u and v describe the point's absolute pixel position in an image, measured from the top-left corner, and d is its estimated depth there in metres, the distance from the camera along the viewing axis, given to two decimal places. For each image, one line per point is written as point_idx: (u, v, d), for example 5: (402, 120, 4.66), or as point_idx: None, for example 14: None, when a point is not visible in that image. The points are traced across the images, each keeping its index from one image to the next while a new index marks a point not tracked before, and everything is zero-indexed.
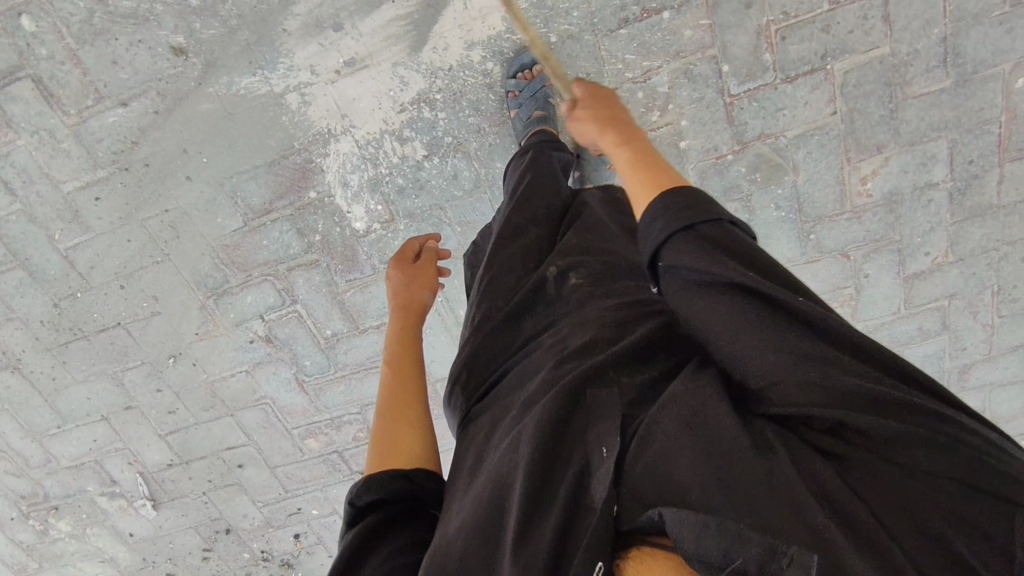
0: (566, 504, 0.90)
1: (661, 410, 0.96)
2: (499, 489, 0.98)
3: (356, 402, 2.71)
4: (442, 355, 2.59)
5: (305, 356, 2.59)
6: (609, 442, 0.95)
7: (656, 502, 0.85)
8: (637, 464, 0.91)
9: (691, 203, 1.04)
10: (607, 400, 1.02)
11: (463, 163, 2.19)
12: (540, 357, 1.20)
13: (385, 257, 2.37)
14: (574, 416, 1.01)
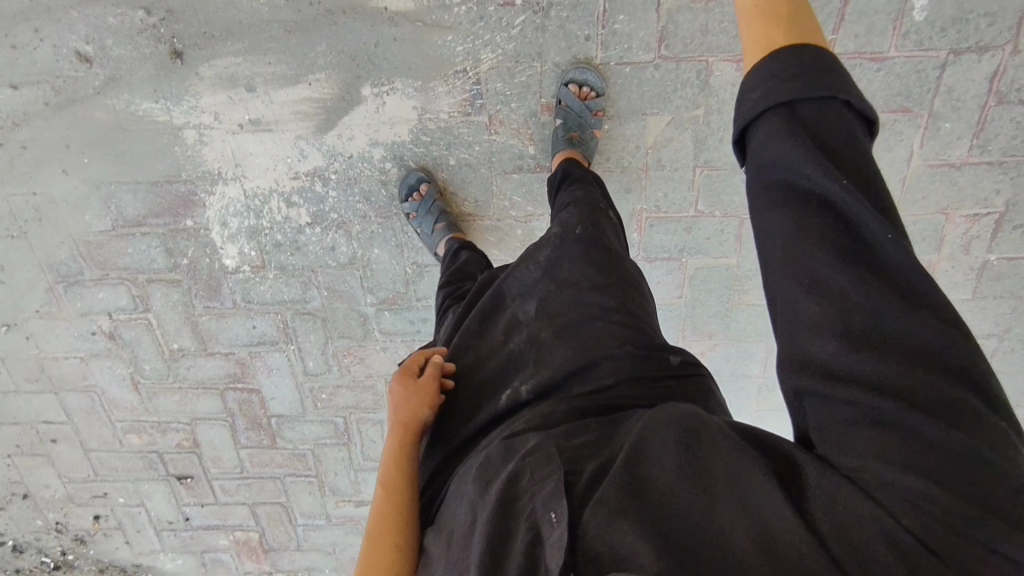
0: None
1: (634, 462, 0.91)
2: None
3: (188, 412, 2.76)
4: (283, 396, 2.67)
5: (146, 360, 2.61)
6: (557, 507, 0.88)
7: (611, 565, 0.78)
8: (593, 523, 0.84)
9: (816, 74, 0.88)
10: (542, 472, 0.96)
11: (344, 240, 2.28)
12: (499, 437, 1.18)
13: (248, 297, 2.43)
14: (516, 505, 0.94)
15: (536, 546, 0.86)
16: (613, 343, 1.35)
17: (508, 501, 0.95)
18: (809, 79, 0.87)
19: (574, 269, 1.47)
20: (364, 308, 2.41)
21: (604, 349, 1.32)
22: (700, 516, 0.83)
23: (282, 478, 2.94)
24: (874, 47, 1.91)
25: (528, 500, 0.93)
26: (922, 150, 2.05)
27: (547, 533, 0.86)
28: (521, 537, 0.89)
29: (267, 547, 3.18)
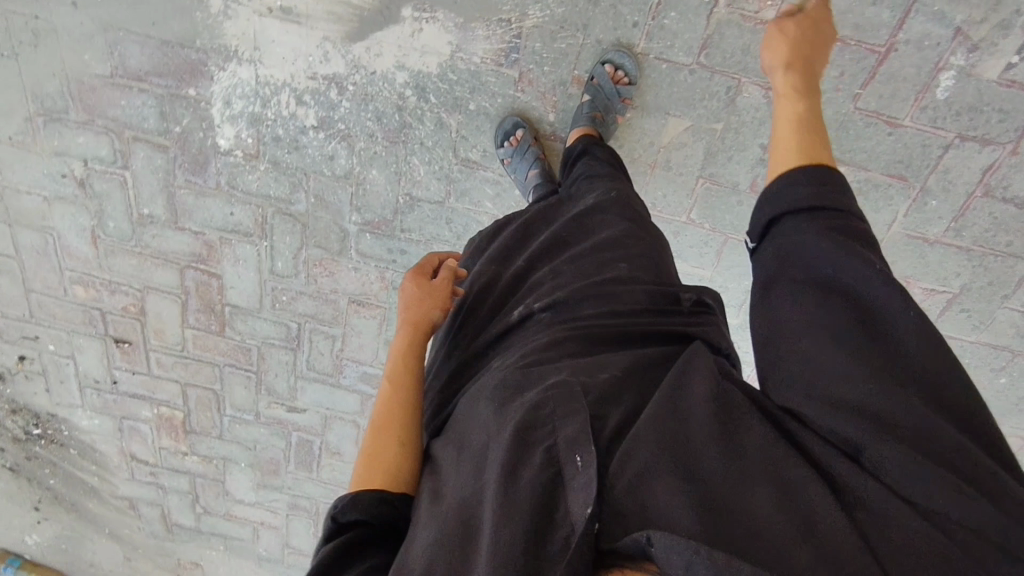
0: (531, 526, 0.89)
1: (648, 424, 0.98)
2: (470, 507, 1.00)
3: (141, 279, 2.72)
4: (244, 288, 2.67)
5: (111, 217, 2.55)
6: (582, 450, 0.95)
7: (639, 524, 0.85)
8: (620, 481, 0.90)
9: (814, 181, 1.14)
10: (563, 409, 1.02)
11: (344, 153, 2.27)
12: (512, 366, 1.23)
13: (232, 182, 2.39)
14: (533, 433, 1.00)
15: (556, 485, 0.93)
16: (633, 288, 1.43)
17: (524, 431, 1.01)
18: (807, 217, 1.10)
19: (597, 233, 1.63)
20: (347, 224, 2.43)
21: (619, 293, 1.41)
22: (730, 472, 0.89)
23: (221, 366, 2.96)
24: (892, 111, 1.98)
25: (547, 434, 0.99)
26: (905, 219, 2.17)
27: (568, 475, 0.93)
28: (534, 467, 0.95)
29: (188, 428, 3.23)
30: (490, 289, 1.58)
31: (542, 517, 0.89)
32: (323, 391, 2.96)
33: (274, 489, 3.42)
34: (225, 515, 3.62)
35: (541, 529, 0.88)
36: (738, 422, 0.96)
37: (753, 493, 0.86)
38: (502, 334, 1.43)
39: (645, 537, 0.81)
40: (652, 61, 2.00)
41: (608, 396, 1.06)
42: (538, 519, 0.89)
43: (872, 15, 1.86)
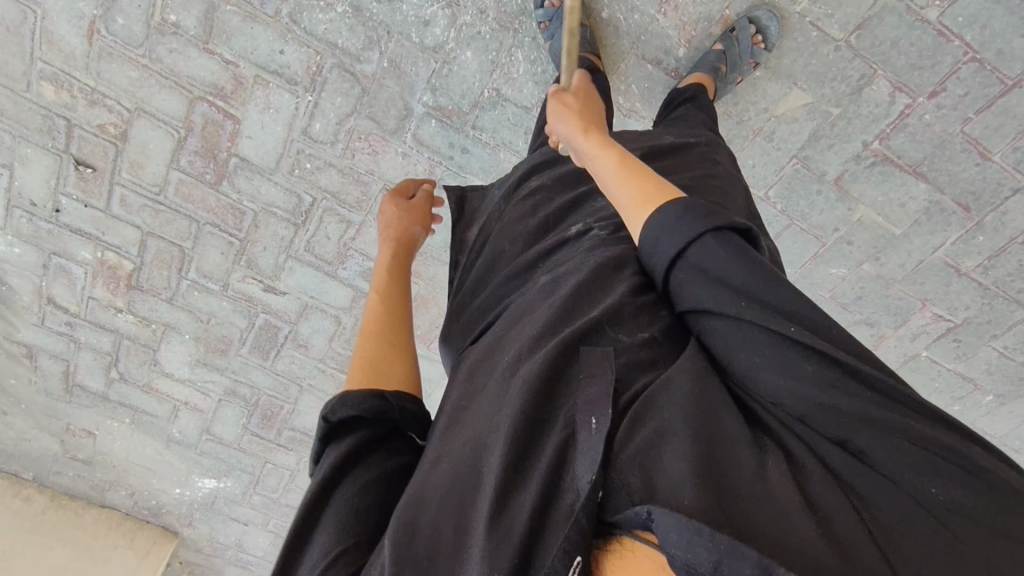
0: (542, 484, 0.75)
1: (664, 397, 0.81)
2: (474, 452, 0.88)
3: (134, 99, 2.24)
4: (264, 142, 2.30)
5: (121, 13, 2.06)
6: (601, 410, 0.80)
7: (642, 496, 0.68)
8: (626, 448, 0.74)
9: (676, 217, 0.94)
10: (594, 363, 0.87)
11: (443, 22, 2.00)
12: (535, 295, 1.09)
13: (295, 15, 2.02)
14: (554, 377, 0.86)
15: (568, 448, 0.78)
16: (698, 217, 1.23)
17: (541, 374, 0.86)
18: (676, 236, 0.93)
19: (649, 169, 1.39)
20: (414, 103, 2.16)
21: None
22: (754, 457, 0.74)
23: (201, 224, 2.56)
24: (989, 143, 2.04)
25: (573, 388, 0.85)
26: (951, 247, 2.30)
27: (583, 437, 0.78)
28: (554, 429, 0.81)
29: (133, 283, 2.80)
30: (530, 203, 1.41)
31: (550, 475, 0.75)
32: (313, 277, 2.68)
33: (213, 370, 3.09)
34: (143, 387, 3.22)
35: (550, 488, 0.75)
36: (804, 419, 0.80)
37: (777, 485, 0.71)
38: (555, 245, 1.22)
39: (645, 513, 0.65)
40: (805, 26, 1.94)
41: (660, 359, 0.89)
42: (548, 475, 0.75)
43: (1017, 45, 1.86)
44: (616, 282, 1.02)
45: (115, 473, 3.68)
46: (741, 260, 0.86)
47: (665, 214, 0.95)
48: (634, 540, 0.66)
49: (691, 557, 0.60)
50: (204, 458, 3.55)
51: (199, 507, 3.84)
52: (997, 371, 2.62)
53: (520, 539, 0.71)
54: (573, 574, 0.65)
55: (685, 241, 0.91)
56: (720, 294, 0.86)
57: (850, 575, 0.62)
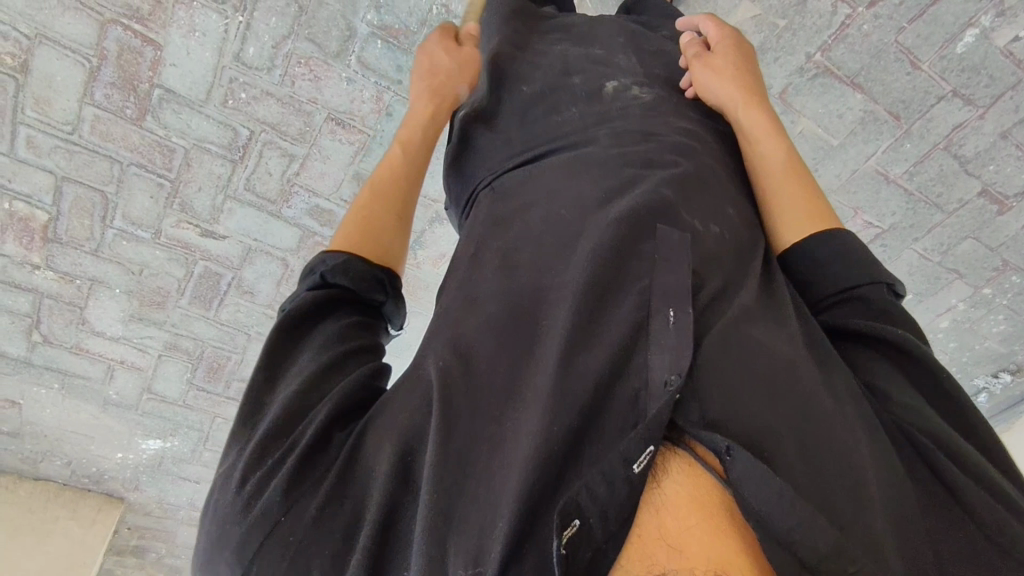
0: (611, 357, 0.78)
1: (746, 324, 0.85)
2: (538, 309, 0.89)
3: (34, 22, 1.99)
4: (190, 70, 2.11)
5: None
6: (676, 306, 0.82)
7: (729, 421, 0.74)
8: (719, 359, 0.78)
9: (841, 252, 1.04)
10: (671, 251, 0.89)
11: None
12: (581, 166, 1.08)
13: None
14: (628, 263, 0.88)
15: (643, 329, 0.81)
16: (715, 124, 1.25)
17: (617, 260, 0.88)
18: (844, 265, 1.03)
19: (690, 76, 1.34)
20: (357, 22, 2.03)
21: (707, 135, 1.19)
22: (818, 396, 0.81)
23: (124, 164, 2.35)
24: (919, 53, 2.15)
25: (645, 274, 0.86)
26: (882, 155, 2.44)
27: (654, 328, 0.81)
28: (628, 306, 0.83)
29: (50, 236, 2.56)
30: (544, 56, 1.35)
31: (619, 351, 0.78)
32: (255, 218, 2.53)
33: (150, 325, 2.91)
34: (71, 348, 3.00)
35: (616, 364, 0.77)
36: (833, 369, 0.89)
37: (833, 421, 0.79)
38: (586, 98, 1.23)
39: (724, 447, 0.70)
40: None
41: (713, 259, 0.92)
42: (617, 350, 0.79)
43: None
44: (677, 174, 1.01)
45: (48, 443, 3.46)
46: (843, 262, 1.03)
47: (838, 240, 1.05)
48: (697, 460, 0.73)
49: (771, 510, 0.68)
50: (147, 419, 3.39)
51: (145, 469, 3.69)
52: (916, 270, 2.85)
53: (586, 401, 0.74)
54: (646, 460, 0.69)
55: (854, 283, 1.01)
56: (866, 287, 1.00)
57: (860, 509, 0.72)
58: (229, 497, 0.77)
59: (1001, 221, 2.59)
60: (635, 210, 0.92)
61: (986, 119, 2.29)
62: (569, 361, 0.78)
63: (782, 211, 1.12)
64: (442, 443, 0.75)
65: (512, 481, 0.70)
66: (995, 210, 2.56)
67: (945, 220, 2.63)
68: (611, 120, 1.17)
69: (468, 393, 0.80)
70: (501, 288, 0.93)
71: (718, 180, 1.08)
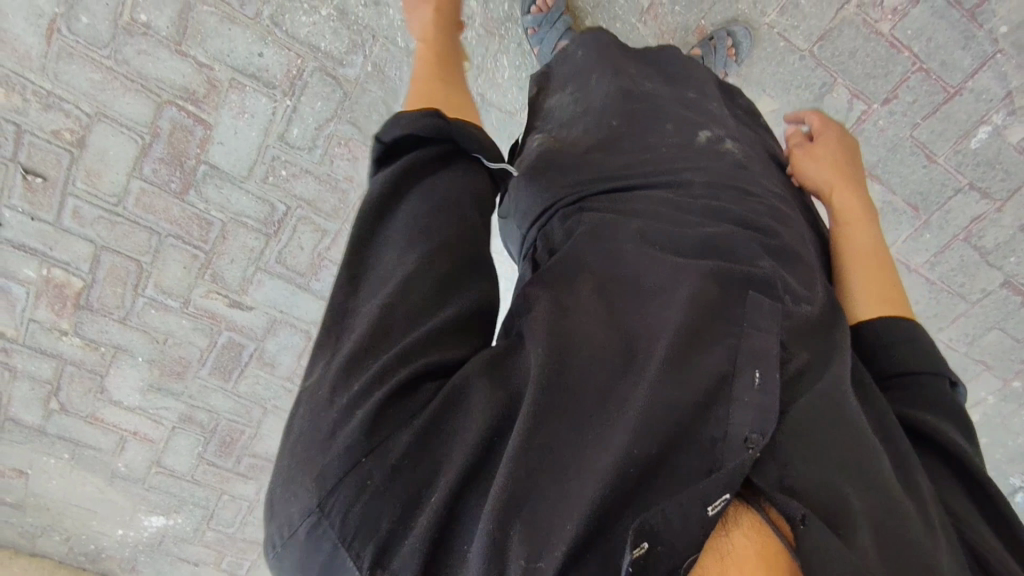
0: (699, 401, 0.80)
1: (827, 388, 0.88)
2: (623, 335, 0.90)
3: (96, 102, 2.13)
4: (236, 148, 2.23)
5: (87, 10, 1.97)
6: (767, 363, 0.85)
7: (804, 490, 0.76)
8: (800, 423, 0.82)
9: (903, 336, 1.13)
10: (765, 315, 0.91)
11: None
12: (669, 213, 1.12)
13: (278, 21, 1.99)
14: (720, 313, 0.91)
15: (732, 382, 0.83)
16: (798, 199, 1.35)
17: (706, 310, 0.91)
18: (915, 349, 1.12)
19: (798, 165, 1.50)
20: (398, 107, 2.15)
21: (795, 204, 1.29)
22: (889, 477, 0.83)
23: (162, 236, 2.43)
24: (934, 147, 2.23)
25: (736, 327, 0.89)
26: (902, 245, 2.47)
27: (745, 382, 0.83)
28: (718, 354, 0.85)
29: (82, 302, 2.61)
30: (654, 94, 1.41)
31: (709, 403, 0.81)
32: (283, 291, 2.58)
33: (167, 395, 2.90)
34: (86, 418, 2.98)
35: (702, 413, 0.80)
36: (900, 453, 0.91)
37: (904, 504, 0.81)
38: (686, 144, 1.28)
39: (799, 515, 0.72)
40: (773, 37, 2.07)
41: (802, 332, 0.94)
42: (706, 397, 0.81)
43: (958, 57, 2.07)
44: (773, 243, 1.08)
45: (49, 517, 3.37)
46: (913, 346, 1.12)
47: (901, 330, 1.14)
48: (770, 522, 0.73)
49: None
50: (152, 494, 3.30)
51: (144, 548, 3.55)
52: None
53: (668, 438, 0.77)
54: (721, 504, 0.71)
55: (920, 367, 1.09)
56: (934, 379, 1.08)
57: None
58: (315, 419, 0.80)
59: None
60: (724, 273, 0.97)
61: (1004, 212, 2.35)
62: (661, 399, 0.79)
63: (854, 290, 1.22)
64: (524, 447, 0.76)
65: (587, 499, 0.72)
66: (1019, 301, 2.57)
67: (969, 310, 2.61)
68: (708, 168, 1.23)
69: (555, 402, 0.81)
70: (589, 306, 0.94)
71: (803, 248, 1.14)
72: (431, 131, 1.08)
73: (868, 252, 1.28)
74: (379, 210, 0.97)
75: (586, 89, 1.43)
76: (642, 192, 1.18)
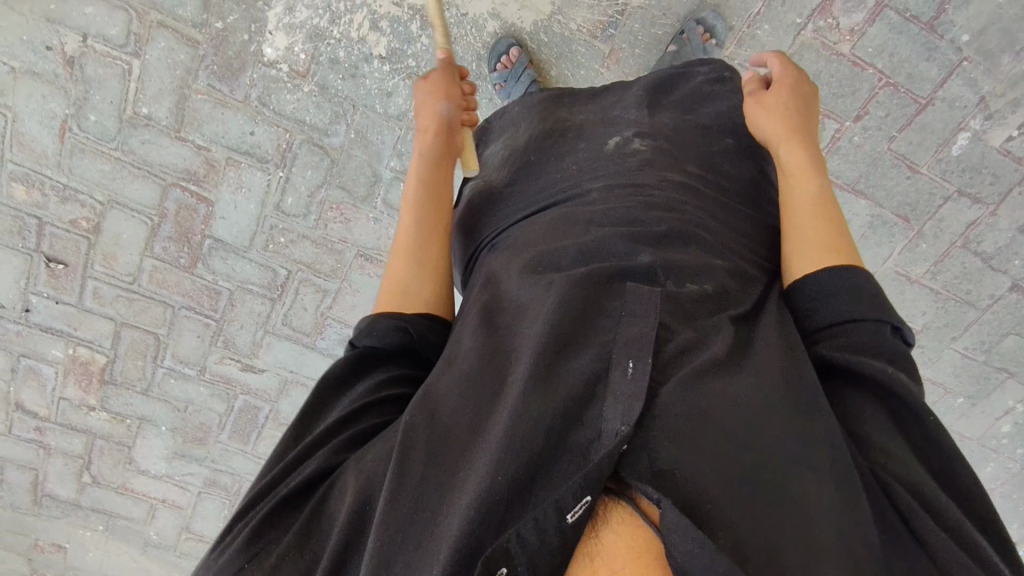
0: (561, 409, 0.84)
1: (702, 366, 0.89)
2: (501, 360, 0.98)
3: (108, 191, 2.30)
4: (237, 221, 2.36)
5: (94, 108, 2.15)
6: (635, 358, 0.88)
7: (675, 466, 0.76)
8: (670, 402, 0.83)
9: (854, 292, 1.02)
10: (639, 306, 0.96)
11: (405, 92, 2.12)
12: (563, 234, 1.18)
13: (265, 100, 2.14)
14: (590, 321, 0.96)
15: (601, 382, 0.87)
16: (718, 170, 1.33)
17: (575, 319, 0.96)
18: (854, 301, 1.01)
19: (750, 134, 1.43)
20: (383, 170, 2.26)
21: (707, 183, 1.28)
22: (774, 440, 0.83)
23: (175, 308, 2.56)
24: (916, 158, 2.23)
25: (605, 332, 0.93)
26: (899, 257, 2.44)
27: (612, 380, 0.87)
28: (586, 360, 0.90)
29: (106, 377, 2.74)
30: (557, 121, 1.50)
31: (572, 403, 0.84)
32: (292, 352, 2.67)
33: (191, 461, 2.99)
34: (118, 489, 3.09)
35: (566, 414, 0.84)
36: (805, 407, 0.88)
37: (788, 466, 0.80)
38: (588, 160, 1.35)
39: (657, 498, 0.73)
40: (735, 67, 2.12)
41: (681, 320, 0.96)
42: (569, 404, 0.84)
43: (923, 69, 2.09)
44: (660, 236, 1.12)
45: None
46: (853, 296, 1.02)
47: (843, 281, 1.03)
48: (638, 511, 0.74)
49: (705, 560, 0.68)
50: (185, 561, 3.36)
51: None
52: (962, 373, 2.69)
53: (535, 453, 0.80)
54: (582, 509, 0.73)
55: (856, 317, 0.99)
56: (875, 325, 0.98)
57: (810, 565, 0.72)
58: (229, 536, 0.94)
59: None
60: (596, 279, 1.02)
61: (999, 215, 2.32)
62: (524, 405, 0.85)
63: (800, 241, 1.12)
64: (397, 490, 0.85)
65: (452, 524, 0.77)
66: None
67: (981, 317, 2.54)
68: (606, 178, 1.29)
69: (430, 437, 0.91)
70: (476, 342, 1.03)
71: (706, 236, 1.16)
72: (393, 344, 1.13)
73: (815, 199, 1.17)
74: (316, 407, 1.08)
75: (512, 134, 1.54)
76: (543, 219, 1.26)
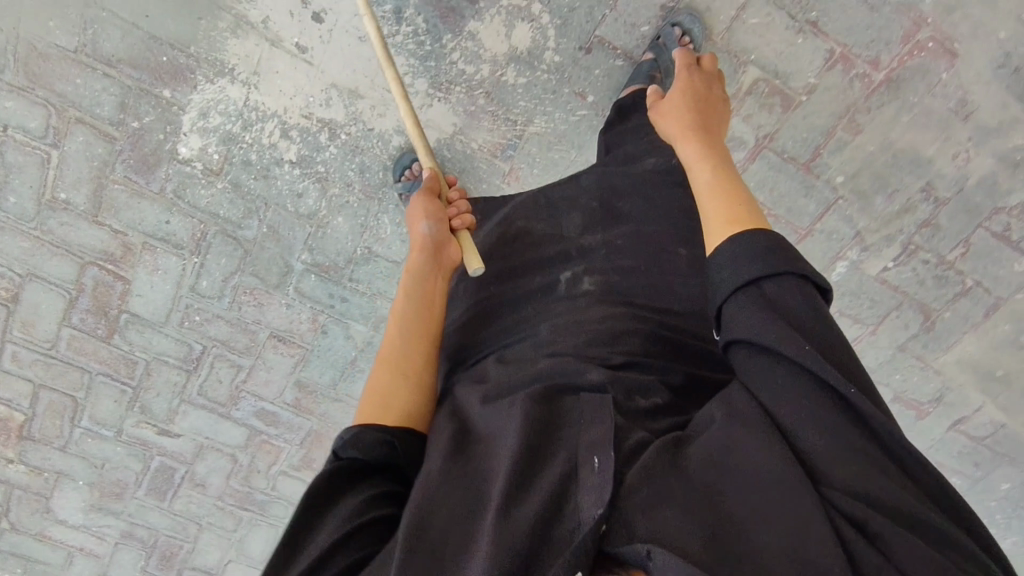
0: (541, 513, 0.89)
1: (657, 453, 0.93)
2: (474, 475, 1.01)
3: (27, 266, 2.37)
4: (153, 299, 2.44)
5: (14, 192, 2.22)
6: (600, 454, 0.95)
7: (647, 536, 0.83)
8: (632, 496, 0.88)
9: (761, 254, 1.01)
10: (591, 412, 1.03)
11: (315, 194, 2.21)
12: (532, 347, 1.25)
13: (179, 193, 2.22)
14: (556, 431, 1.02)
15: (572, 479, 0.93)
16: (642, 244, 1.41)
17: (544, 425, 1.03)
18: (758, 261, 1.01)
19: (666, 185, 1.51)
20: (294, 262, 2.35)
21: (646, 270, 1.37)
22: (743, 488, 0.86)
23: (93, 374, 2.63)
24: None
25: (568, 439, 1.00)
26: None
27: (583, 476, 0.93)
28: (556, 468, 0.95)
29: (25, 433, 2.80)
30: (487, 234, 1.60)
31: (550, 502, 0.90)
32: (207, 419, 2.75)
33: (108, 514, 3.04)
34: (35, 536, 3.13)
35: (548, 512, 0.89)
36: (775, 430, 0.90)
37: (751, 512, 0.83)
38: (533, 269, 1.45)
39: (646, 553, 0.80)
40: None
41: (639, 421, 1.03)
42: (547, 510, 0.89)
43: (803, 204, 2.20)
44: (619, 344, 1.19)
45: None
46: (744, 247, 1.03)
47: (744, 237, 1.05)
48: None
49: None
50: None
51: None
52: None
53: (521, 553, 0.85)
54: None
55: (757, 272, 1.00)
56: (776, 282, 0.99)
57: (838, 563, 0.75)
58: None
59: (920, 426, 2.65)
60: (553, 391, 1.10)
61: (879, 335, 2.45)
62: (505, 518, 0.89)
63: (707, 216, 1.17)
64: None
65: None
66: (911, 415, 2.63)
67: None
68: (554, 286, 1.39)
69: (426, 553, 0.91)
70: (448, 457, 1.05)
71: (660, 333, 1.23)
72: (374, 446, 1.11)
73: (716, 172, 1.25)
74: (294, 537, 1.03)
75: None
76: (512, 336, 1.31)
